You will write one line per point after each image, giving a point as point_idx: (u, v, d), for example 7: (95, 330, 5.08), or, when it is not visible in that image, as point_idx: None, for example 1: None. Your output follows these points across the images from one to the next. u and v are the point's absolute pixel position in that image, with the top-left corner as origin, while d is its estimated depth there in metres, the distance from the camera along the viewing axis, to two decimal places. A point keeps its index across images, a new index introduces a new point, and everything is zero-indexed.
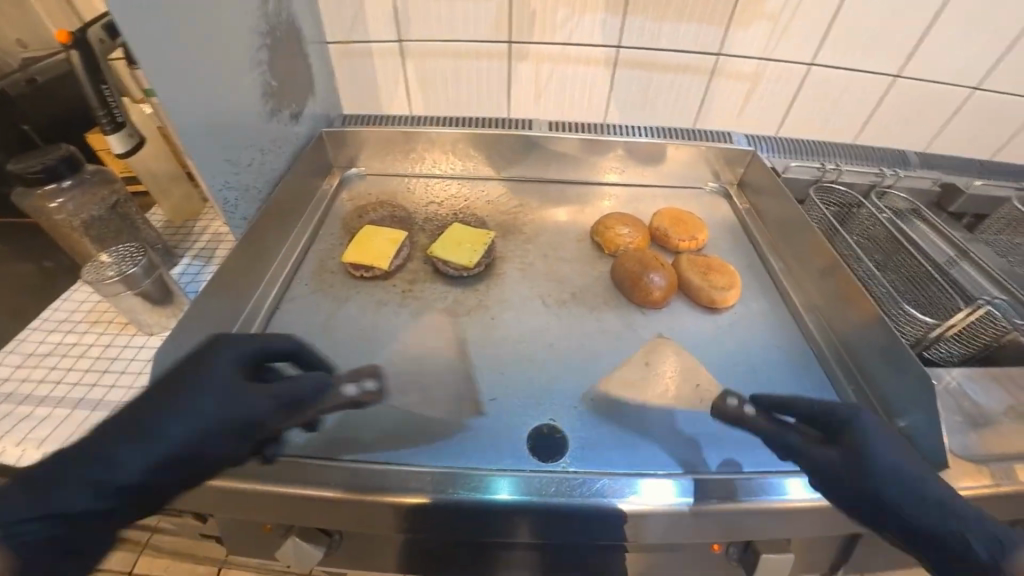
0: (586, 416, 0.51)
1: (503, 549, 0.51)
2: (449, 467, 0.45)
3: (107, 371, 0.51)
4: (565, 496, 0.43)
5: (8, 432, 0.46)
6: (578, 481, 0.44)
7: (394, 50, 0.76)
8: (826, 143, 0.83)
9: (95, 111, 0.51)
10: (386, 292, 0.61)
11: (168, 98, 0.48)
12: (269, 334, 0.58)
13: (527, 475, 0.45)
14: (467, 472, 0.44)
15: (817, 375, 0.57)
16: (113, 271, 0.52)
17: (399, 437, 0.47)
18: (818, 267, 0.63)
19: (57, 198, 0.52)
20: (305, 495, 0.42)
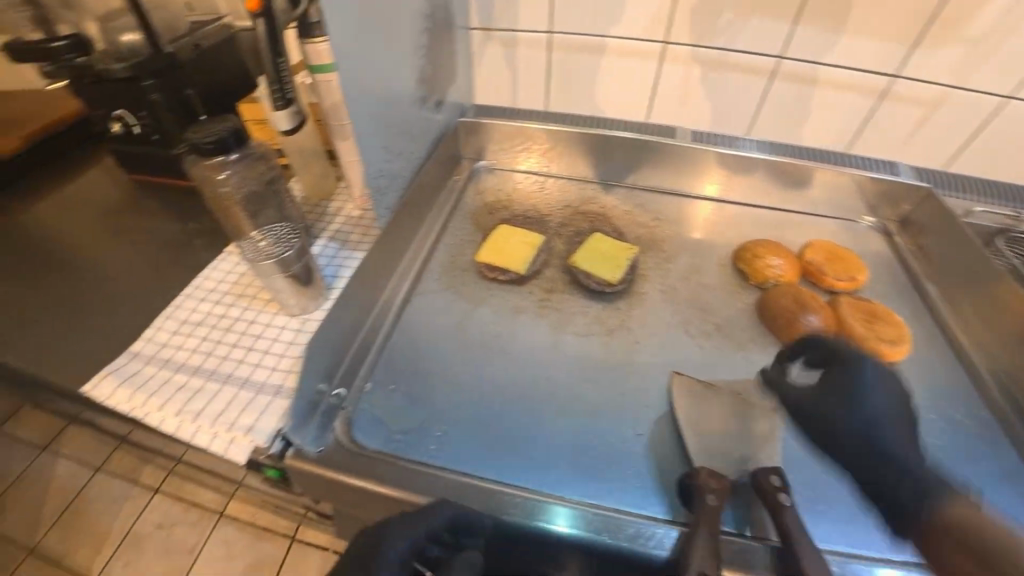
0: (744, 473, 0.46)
1: None
2: (554, 496, 0.44)
3: (252, 349, 0.52)
4: (623, 540, 0.41)
5: (168, 402, 0.48)
6: (640, 527, 0.42)
7: (541, 42, 0.73)
8: (1014, 185, 0.73)
9: (269, 88, 0.50)
10: (523, 298, 0.59)
11: (347, 83, 0.47)
12: (401, 328, 0.56)
13: (586, 509, 0.43)
14: (523, 494, 0.43)
15: (1004, 458, 0.49)
16: (270, 251, 0.52)
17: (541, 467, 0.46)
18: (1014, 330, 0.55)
19: (224, 170, 0.53)
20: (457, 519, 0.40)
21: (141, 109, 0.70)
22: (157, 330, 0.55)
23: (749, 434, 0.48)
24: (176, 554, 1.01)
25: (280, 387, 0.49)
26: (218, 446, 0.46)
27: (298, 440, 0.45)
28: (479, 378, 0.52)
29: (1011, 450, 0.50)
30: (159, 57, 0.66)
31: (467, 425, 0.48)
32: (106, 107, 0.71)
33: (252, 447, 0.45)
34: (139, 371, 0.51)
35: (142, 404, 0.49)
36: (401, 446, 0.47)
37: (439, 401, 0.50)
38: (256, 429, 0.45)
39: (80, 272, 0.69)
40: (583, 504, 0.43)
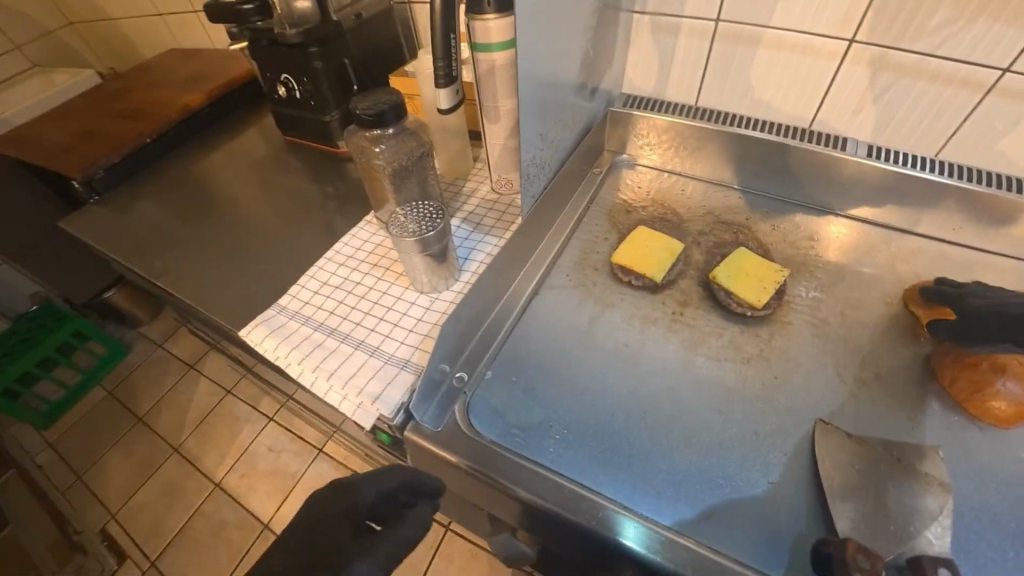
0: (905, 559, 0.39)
1: None
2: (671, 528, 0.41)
3: (384, 320, 0.54)
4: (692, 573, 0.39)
5: (305, 357, 0.51)
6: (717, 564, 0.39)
7: (708, 30, 0.68)
8: None
9: (436, 63, 0.50)
10: (655, 308, 0.56)
11: (523, 66, 0.45)
12: (526, 321, 0.55)
13: (661, 529, 0.41)
14: (598, 499, 0.42)
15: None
16: (413, 230, 0.52)
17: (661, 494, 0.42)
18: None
19: (379, 144, 0.54)
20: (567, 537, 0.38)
21: (303, 75, 0.74)
22: (300, 287, 0.59)
23: (922, 510, 0.41)
24: (282, 475, 1.19)
25: (407, 360, 0.50)
26: (347, 408, 0.48)
27: (419, 416, 0.46)
28: (601, 386, 0.50)
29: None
30: (326, 26, 0.70)
31: (585, 432, 0.46)
32: (276, 70, 0.77)
33: (377, 414, 0.46)
34: (285, 323, 0.55)
35: (285, 355, 0.52)
36: (516, 442, 0.46)
37: (559, 401, 0.49)
38: (383, 397, 0.46)
39: (237, 221, 0.77)
40: (659, 524, 0.41)
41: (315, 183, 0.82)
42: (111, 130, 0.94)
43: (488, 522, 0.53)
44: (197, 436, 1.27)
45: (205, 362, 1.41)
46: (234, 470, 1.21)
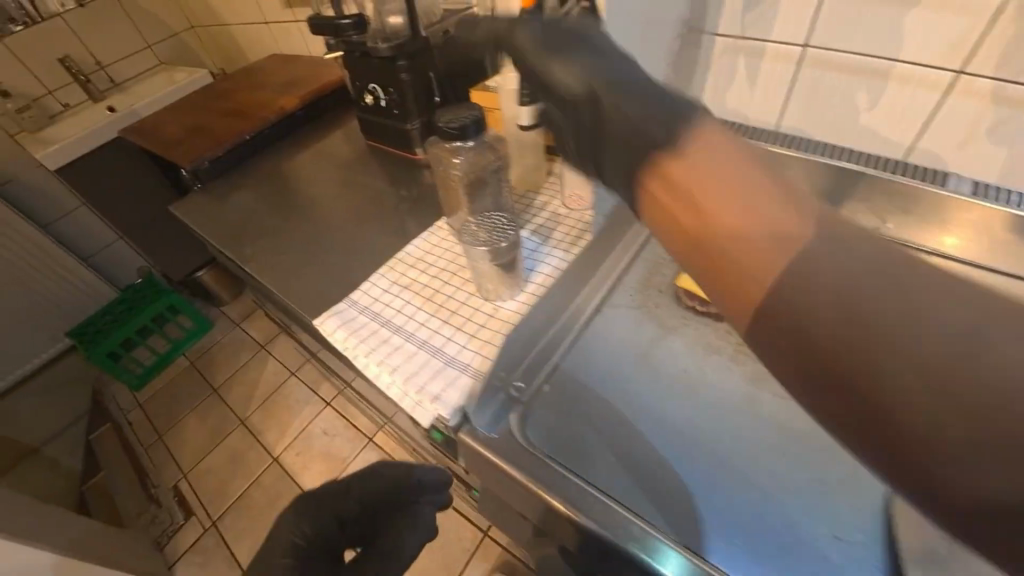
0: None
1: None
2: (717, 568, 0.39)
3: (448, 323, 0.56)
4: None
5: (370, 351, 0.55)
6: None
7: (793, 56, 0.64)
8: None
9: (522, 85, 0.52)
10: (719, 337, 0.55)
11: None
12: (586, 338, 0.55)
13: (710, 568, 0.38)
14: (643, 525, 0.41)
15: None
16: (486, 237, 0.55)
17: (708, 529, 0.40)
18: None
19: (456, 156, 0.55)
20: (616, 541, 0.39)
21: (390, 85, 0.79)
22: (372, 285, 0.63)
23: None
24: (333, 458, 1.25)
25: (467, 365, 0.52)
26: (405, 402, 0.50)
27: (472, 421, 0.47)
28: (655, 408, 0.49)
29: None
30: (416, 41, 0.75)
31: (637, 455, 0.46)
32: (364, 79, 0.83)
33: (435, 415, 0.48)
34: (355, 317, 0.59)
35: (353, 348, 0.56)
36: (567, 458, 0.45)
37: (614, 421, 0.48)
38: (442, 399, 0.48)
39: (318, 217, 0.82)
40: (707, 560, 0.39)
41: (390, 186, 0.87)
42: (219, 126, 1.05)
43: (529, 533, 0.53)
44: (263, 412, 1.37)
45: (275, 343, 1.52)
46: (291, 448, 1.29)
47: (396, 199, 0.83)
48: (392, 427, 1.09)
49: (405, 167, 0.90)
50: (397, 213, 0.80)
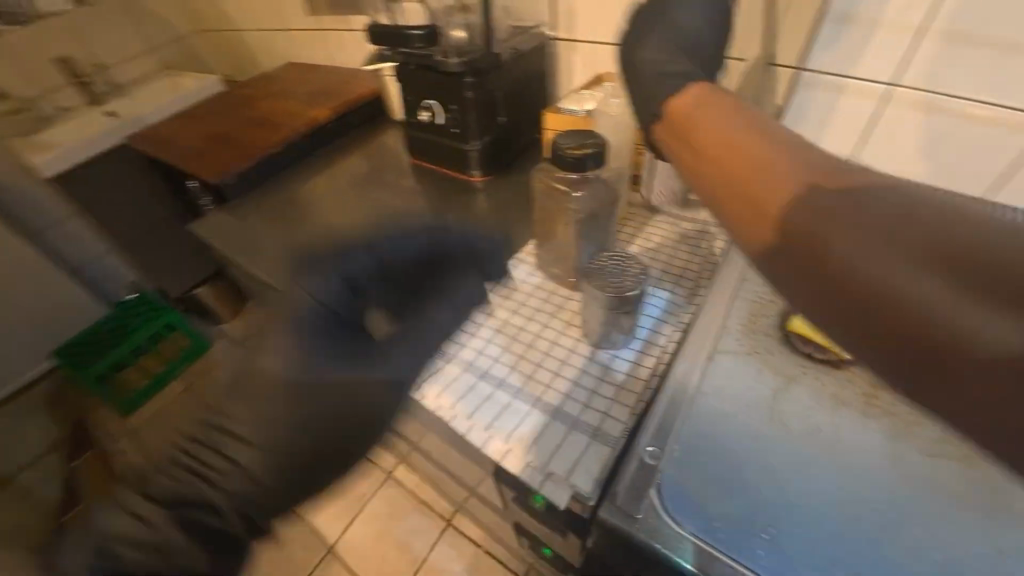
0: None
1: None
2: None
3: (558, 376, 0.50)
4: None
5: (475, 411, 0.48)
6: None
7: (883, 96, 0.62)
8: None
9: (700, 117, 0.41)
10: (846, 388, 0.51)
11: None
12: (707, 393, 0.49)
13: None
14: None
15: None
16: (612, 284, 0.48)
17: None
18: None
19: (577, 189, 0.51)
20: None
21: (454, 103, 0.75)
22: (456, 324, 0.57)
23: None
24: (349, 495, 1.17)
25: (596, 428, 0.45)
26: (529, 477, 0.43)
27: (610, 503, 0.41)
28: (804, 474, 0.44)
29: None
30: (489, 57, 0.71)
31: (801, 535, 0.40)
32: (424, 96, 0.78)
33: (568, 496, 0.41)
34: (444, 366, 0.53)
35: (450, 407, 0.49)
36: (724, 541, 0.39)
37: (761, 492, 0.42)
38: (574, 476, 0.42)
39: (365, 243, 0.75)
40: None
41: (441, 209, 0.81)
42: (242, 137, 0.96)
43: None
44: None
45: None
46: None
47: (451, 222, 0.77)
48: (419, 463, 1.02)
49: (454, 187, 0.84)
50: (456, 237, 0.74)
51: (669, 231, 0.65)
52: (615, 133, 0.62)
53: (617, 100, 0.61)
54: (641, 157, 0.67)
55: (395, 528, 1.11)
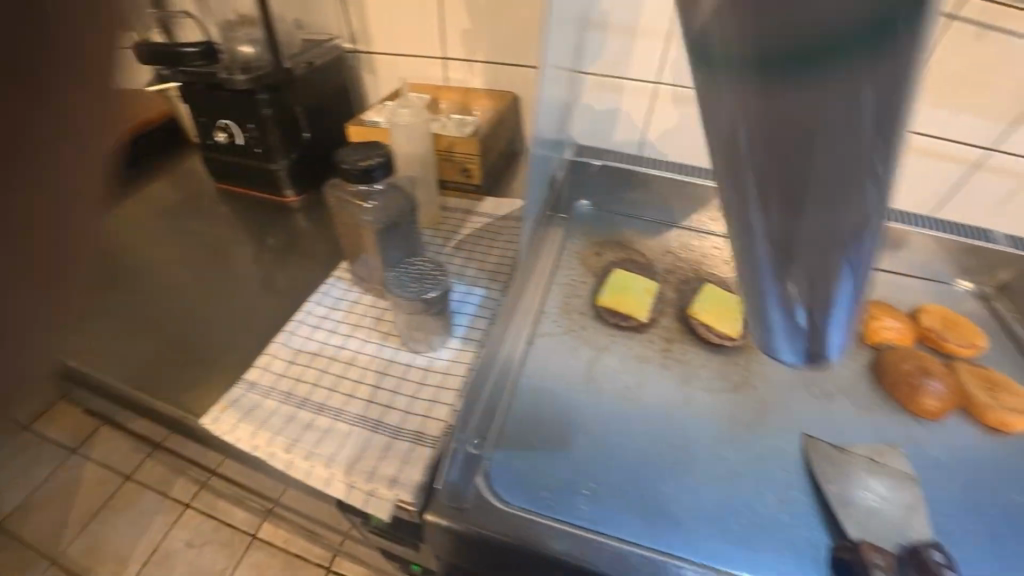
0: None
1: None
2: (706, 565, 0.42)
3: (379, 388, 0.51)
4: None
5: (295, 442, 0.46)
6: None
7: (648, 91, 0.74)
8: None
9: None
10: (646, 347, 0.58)
11: None
12: (527, 376, 0.53)
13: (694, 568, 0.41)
14: (631, 550, 0.41)
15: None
16: (412, 288, 0.50)
17: (682, 527, 0.44)
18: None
19: (366, 200, 0.53)
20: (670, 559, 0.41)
21: (248, 121, 0.69)
22: (273, 357, 0.54)
23: (903, 513, 0.47)
24: None
25: (419, 433, 0.47)
26: (357, 497, 0.43)
27: (442, 495, 0.43)
28: (609, 429, 0.50)
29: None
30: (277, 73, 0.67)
31: (613, 481, 0.46)
32: (212, 116, 0.71)
33: (397, 501, 0.42)
34: (260, 404, 0.50)
35: (267, 443, 0.46)
36: (548, 505, 0.44)
37: (575, 454, 0.47)
38: (400, 481, 0.43)
39: (165, 284, 0.66)
40: (688, 562, 0.42)
41: (256, 236, 0.74)
42: None
43: None
44: None
45: None
46: None
47: (266, 250, 0.72)
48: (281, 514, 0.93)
49: (267, 211, 0.78)
50: (272, 265, 0.69)
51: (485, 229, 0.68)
52: (411, 142, 0.64)
53: (407, 111, 0.62)
54: (447, 163, 0.70)
55: None
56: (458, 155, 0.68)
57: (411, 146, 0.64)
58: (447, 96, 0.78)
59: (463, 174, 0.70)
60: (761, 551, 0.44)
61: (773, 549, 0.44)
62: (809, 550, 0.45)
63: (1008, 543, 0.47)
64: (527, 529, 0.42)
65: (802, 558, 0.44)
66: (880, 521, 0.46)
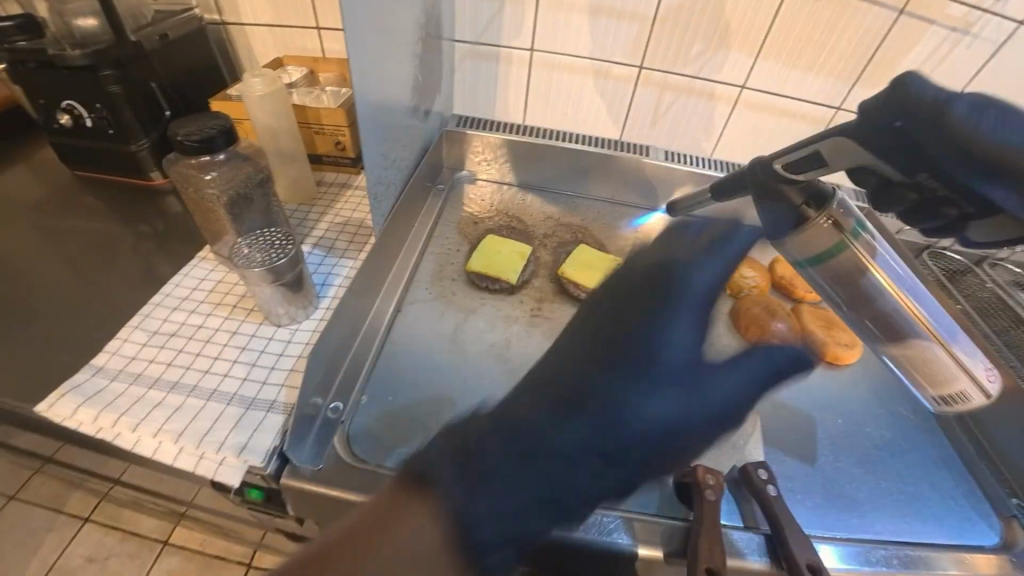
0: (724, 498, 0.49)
1: None
2: None
3: (237, 362, 0.50)
4: (569, 528, 0.44)
5: (142, 421, 0.45)
6: (593, 519, 0.45)
7: (526, 58, 0.78)
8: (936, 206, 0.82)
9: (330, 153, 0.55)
10: (517, 307, 0.61)
11: (361, 96, 0.47)
12: (393, 342, 0.55)
13: None
14: None
15: (961, 477, 0.53)
16: (262, 259, 0.50)
17: None
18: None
19: (209, 171, 0.52)
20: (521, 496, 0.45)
21: (96, 101, 0.64)
22: (123, 341, 0.52)
23: (736, 434, 0.52)
24: None
25: (274, 401, 0.47)
26: (205, 469, 0.43)
27: (294, 458, 0.43)
28: (471, 386, 0.52)
29: (964, 465, 0.54)
30: (123, 46, 0.61)
31: None
32: (51, 95, 0.64)
33: (247, 467, 0.42)
34: (105, 387, 0.47)
35: (112, 425, 0.44)
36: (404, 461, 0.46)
37: (433, 410, 0.50)
38: (249, 447, 0.43)
39: (5, 277, 0.60)
40: None
41: (113, 223, 0.69)
42: None
43: None
44: None
45: None
46: None
47: (125, 234, 0.68)
48: (188, 517, 0.86)
49: (129, 195, 0.73)
50: (130, 249, 0.65)
51: (359, 203, 0.69)
52: (272, 115, 0.62)
53: (260, 81, 0.60)
54: (317, 135, 0.69)
55: None
56: (328, 127, 0.68)
57: (272, 118, 0.62)
58: (324, 68, 0.78)
59: (337, 148, 0.71)
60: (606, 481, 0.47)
61: (615, 476, 0.48)
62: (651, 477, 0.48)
63: (830, 470, 0.52)
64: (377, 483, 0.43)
65: (644, 483, 0.48)
66: (713, 440, 0.51)
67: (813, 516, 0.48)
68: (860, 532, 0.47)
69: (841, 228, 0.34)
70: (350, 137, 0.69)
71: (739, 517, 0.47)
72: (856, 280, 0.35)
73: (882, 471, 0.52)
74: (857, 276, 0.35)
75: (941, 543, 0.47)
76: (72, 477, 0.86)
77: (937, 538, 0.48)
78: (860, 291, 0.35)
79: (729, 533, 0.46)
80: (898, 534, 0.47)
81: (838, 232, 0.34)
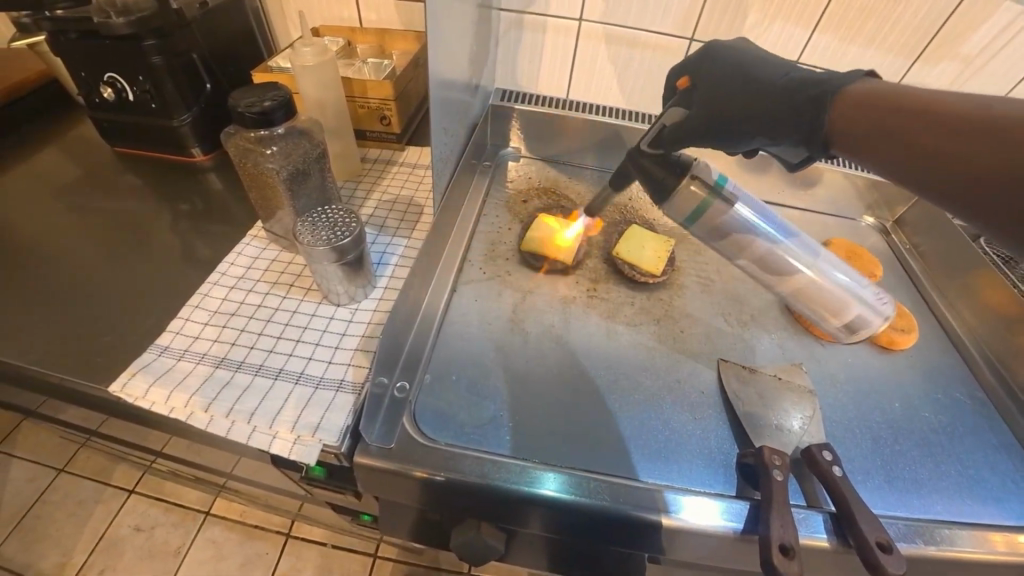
0: (790, 481, 0.48)
1: (672, 568, 0.49)
2: (615, 477, 0.45)
3: (303, 341, 0.51)
4: (638, 507, 0.43)
5: (213, 401, 0.45)
6: (659, 496, 0.44)
7: (571, 29, 0.75)
8: None
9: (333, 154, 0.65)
10: (571, 288, 0.61)
11: (433, 62, 0.45)
12: (452, 321, 0.55)
13: (596, 477, 0.44)
14: (533, 464, 0.44)
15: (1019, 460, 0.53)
16: (325, 238, 0.49)
17: (598, 446, 0.47)
18: (993, 303, 0.63)
19: (269, 145, 0.52)
20: (589, 473, 0.45)
21: (138, 74, 0.62)
22: (186, 320, 0.52)
23: (799, 414, 0.52)
24: (160, 556, 0.95)
25: (341, 380, 0.48)
26: (279, 446, 0.43)
27: (366, 433, 0.44)
28: (531, 366, 0.52)
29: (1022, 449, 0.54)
30: (164, 14, 0.59)
31: (532, 414, 0.49)
32: (91, 68, 0.63)
33: (321, 444, 0.43)
34: (173, 366, 0.48)
35: (185, 404, 0.45)
36: (474, 440, 0.46)
37: (497, 387, 0.50)
38: (323, 426, 0.43)
39: (56, 253, 0.60)
40: (592, 472, 0.45)
41: (157, 201, 0.68)
42: None
43: (437, 533, 0.51)
44: (15, 543, 0.94)
45: (13, 438, 1.05)
46: (85, 571, 0.92)
47: (169, 210, 0.67)
48: (231, 489, 0.87)
49: (169, 172, 0.73)
50: (177, 227, 0.65)
51: (407, 180, 0.69)
52: (322, 88, 0.60)
53: (310, 51, 0.58)
54: (362, 109, 0.68)
55: (225, 568, 0.95)
56: (373, 101, 0.67)
57: (320, 91, 0.60)
58: (362, 38, 0.75)
59: (382, 123, 0.70)
60: (672, 462, 0.47)
61: (681, 456, 0.48)
62: (714, 457, 0.49)
63: (889, 453, 0.52)
64: (448, 460, 0.43)
65: (707, 464, 0.48)
66: (776, 419, 0.51)
67: (879, 500, 0.48)
68: (926, 513, 0.47)
69: (706, 187, 0.52)
70: (395, 111, 0.68)
71: (806, 499, 0.47)
72: (724, 224, 0.54)
73: (940, 453, 0.52)
74: (721, 218, 0.54)
75: (1001, 524, 0.47)
76: (114, 451, 0.87)
77: (997, 518, 0.48)
78: (730, 233, 0.55)
79: (796, 512, 0.46)
80: (962, 515, 0.48)
81: (703, 192, 0.52)
